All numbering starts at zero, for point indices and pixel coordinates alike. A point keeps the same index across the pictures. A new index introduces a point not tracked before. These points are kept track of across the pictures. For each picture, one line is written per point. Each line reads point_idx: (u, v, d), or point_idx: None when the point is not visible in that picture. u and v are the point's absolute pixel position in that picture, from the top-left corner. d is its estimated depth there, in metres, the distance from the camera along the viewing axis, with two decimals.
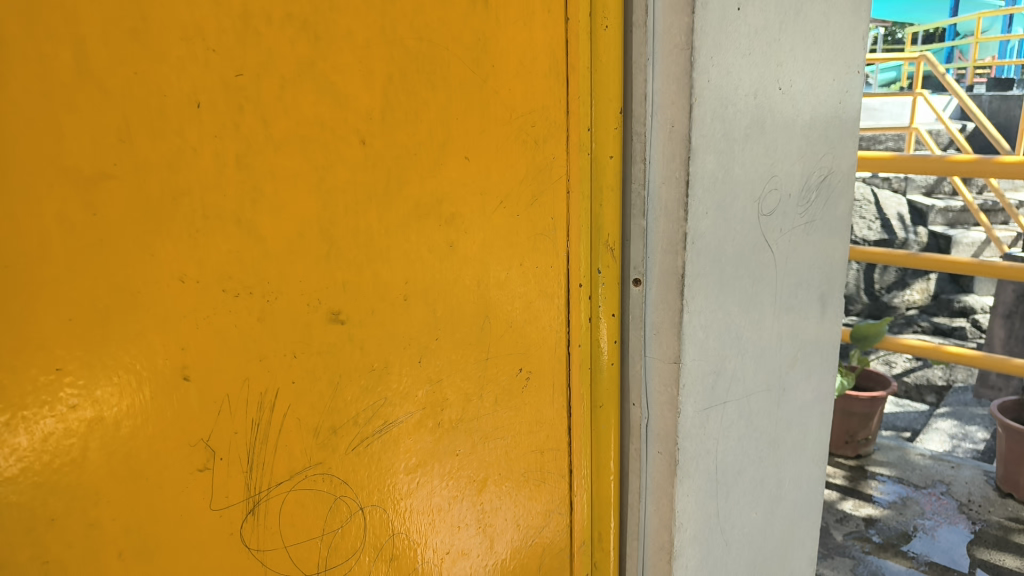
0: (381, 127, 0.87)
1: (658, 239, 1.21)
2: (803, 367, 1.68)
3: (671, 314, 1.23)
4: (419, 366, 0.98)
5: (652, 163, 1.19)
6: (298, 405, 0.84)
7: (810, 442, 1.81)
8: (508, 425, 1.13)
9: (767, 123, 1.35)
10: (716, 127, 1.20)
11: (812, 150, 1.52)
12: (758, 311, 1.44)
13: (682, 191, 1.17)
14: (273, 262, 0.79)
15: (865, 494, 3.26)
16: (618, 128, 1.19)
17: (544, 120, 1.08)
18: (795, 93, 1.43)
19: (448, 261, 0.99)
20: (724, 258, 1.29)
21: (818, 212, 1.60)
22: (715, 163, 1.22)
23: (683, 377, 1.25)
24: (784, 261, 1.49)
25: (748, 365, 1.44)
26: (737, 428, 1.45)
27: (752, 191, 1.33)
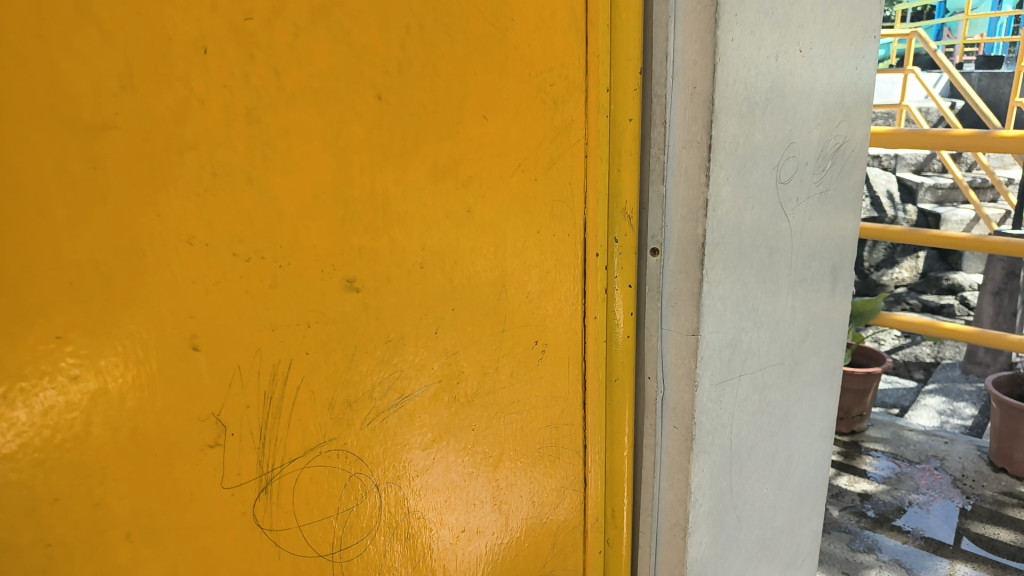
0: (398, 82, 0.81)
1: (678, 206, 1.17)
2: (815, 342, 1.66)
3: (691, 284, 1.19)
4: (435, 338, 0.93)
5: (673, 127, 1.15)
6: (312, 377, 0.80)
7: (819, 417, 1.78)
8: (525, 399, 1.09)
9: (787, 87, 1.30)
10: (738, 89, 1.15)
11: (829, 118, 1.48)
12: (774, 283, 1.41)
13: (704, 155, 1.12)
14: (286, 225, 0.74)
15: (860, 469, 3.28)
16: (636, 90, 1.14)
17: (563, 79, 1.03)
18: (814, 57, 1.38)
19: (465, 228, 0.94)
20: (742, 227, 1.25)
21: (833, 182, 1.56)
22: (737, 127, 1.17)
23: (701, 350, 1.21)
24: (798, 232, 1.46)
25: (763, 339, 1.41)
26: (751, 402, 1.42)
27: (771, 158, 1.29)
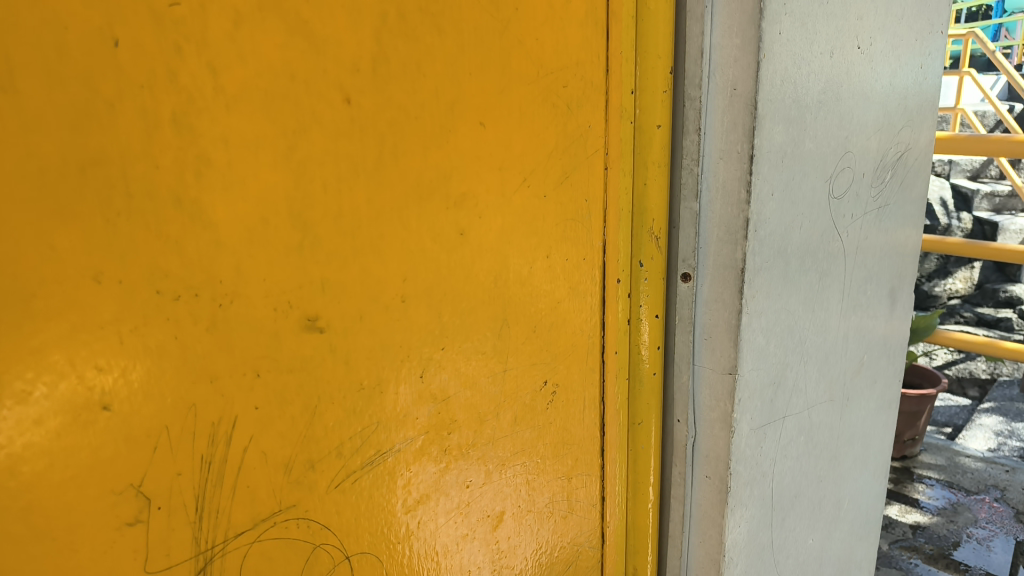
0: (373, 82, 0.67)
1: (714, 226, 1.01)
2: (868, 374, 1.48)
3: (728, 316, 1.03)
4: (421, 383, 0.79)
5: (709, 135, 0.99)
6: (263, 436, 0.66)
7: (872, 456, 1.60)
8: (529, 449, 0.95)
9: (843, 88, 1.13)
10: (786, 91, 0.99)
11: (889, 123, 1.30)
12: (824, 311, 1.24)
13: (745, 167, 0.96)
14: (227, 255, 0.60)
15: (911, 498, 3.05)
16: (666, 92, 0.99)
17: (578, 79, 0.88)
18: (874, 54, 1.20)
19: (458, 254, 0.79)
20: (789, 250, 1.09)
21: (893, 195, 1.38)
22: (784, 135, 1.01)
23: (739, 391, 1.05)
24: (853, 253, 1.28)
25: (811, 375, 1.24)
26: (796, 446, 1.26)
27: (824, 169, 1.12)
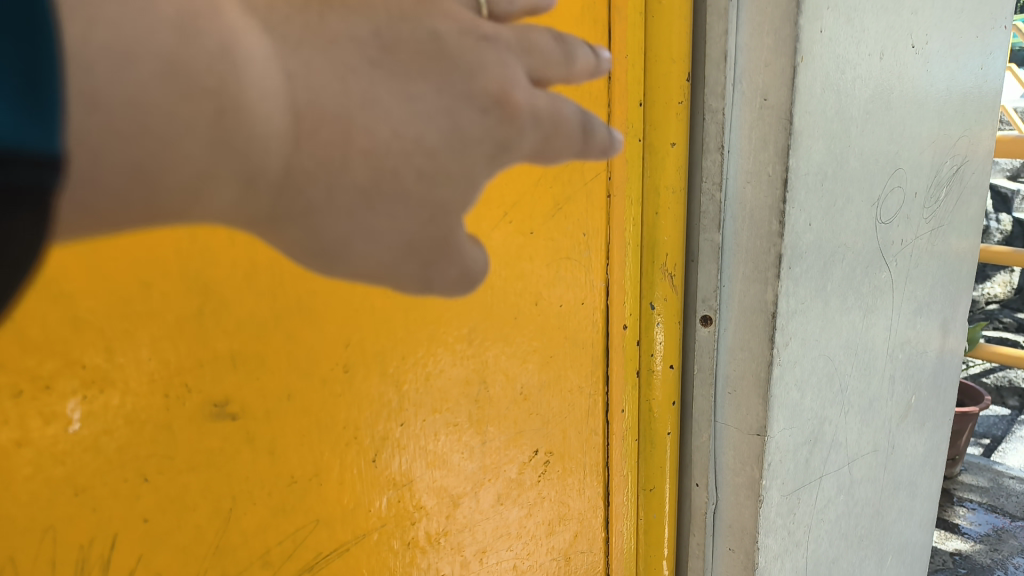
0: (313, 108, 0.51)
1: (740, 262, 0.85)
2: (915, 416, 1.30)
3: (756, 367, 0.86)
4: (374, 468, 0.65)
5: (734, 154, 0.83)
6: (157, 554, 0.52)
7: (918, 506, 1.42)
8: (516, 529, 0.80)
9: (894, 95, 0.96)
10: (828, 100, 0.82)
11: (944, 134, 1.12)
12: (869, 352, 1.07)
13: (778, 194, 0.80)
14: (93, 333, 0.46)
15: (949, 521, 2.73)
16: (682, 104, 0.82)
17: (573, 89, 0.72)
18: (929, 54, 1.03)
19: (419, 309, 0.64)
20: (829, 287, 0.92)
21: (947, 214, 1.20)
22: (825, 153, 0.84)
23: (769, 454, 0.89)
24: (901, 284, 1.11)
25: (852, 426, 1.07)
26: (835, 507, 1.09)
27: (870, 190, 0.95)
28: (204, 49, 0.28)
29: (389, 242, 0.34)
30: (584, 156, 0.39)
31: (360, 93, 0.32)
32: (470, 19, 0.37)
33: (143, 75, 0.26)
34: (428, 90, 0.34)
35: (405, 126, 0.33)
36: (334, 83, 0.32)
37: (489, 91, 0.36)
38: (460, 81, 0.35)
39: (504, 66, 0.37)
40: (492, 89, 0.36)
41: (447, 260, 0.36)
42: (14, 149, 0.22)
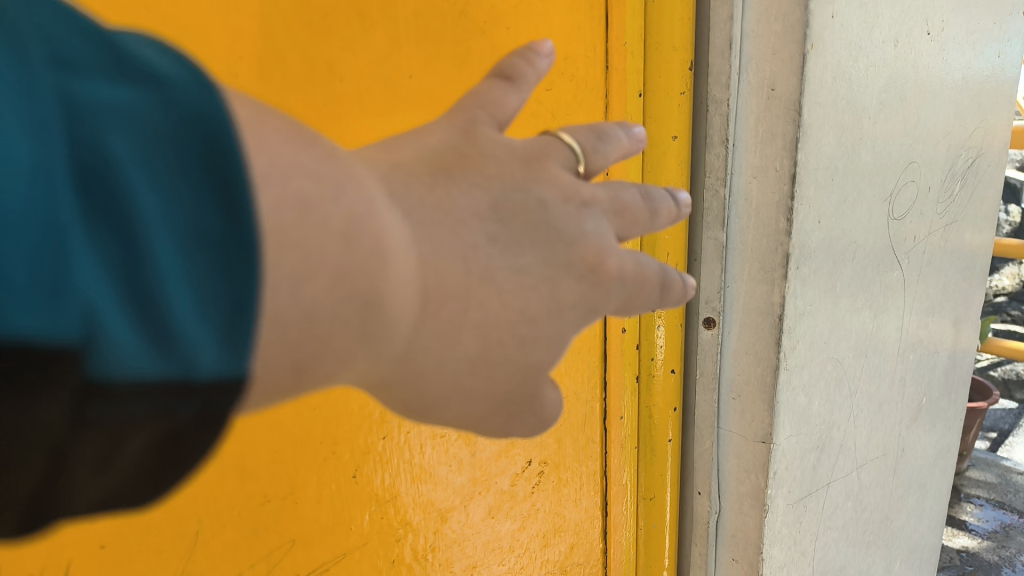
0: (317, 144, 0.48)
1: (744, 262, 0.81)
2: (925, 418, 1.26)
3: (762, 372, 0.82)
4: (356, 485, 0.61)
5: (739, 148, 0.78)
6: None
7: (928, 509, 1.38)
8: (509, 542, 0.76)
9: (908, 85, 0.91)
10: (839, 90, 0.78)
11: (960, 125, 1.07)
12: (879, 353, 1.02)
13: (786, 189, 0.75)
14: None
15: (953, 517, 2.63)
16: (684, 94, 0.78)
17: (566, 79, 0.68)
18: (945, 41, 0.98)
19: None
20: (838, 287, 0.88)
21: (962, 209, 1.15)
22: (835, 146, 0.80)
23: (775, 462, 0.85)
24: (913, 282, 1.06)
25: (861, 430, 1.03)
26: (843, 514, 1.05)
27: (882, 184, 0.90)
28: (359, 254, 0.26)
29: (482, 403, 0.33)
30: (661, 307, 0.39)
31: (478, 274, 0.31)
32: (570, 184, 0.36)
33: (315, 292, 0.25)
34: (536, 263, 0.33)
35: (514, 301, 0.32)
36: (457, 263, 0.30)
37: (585, 263, 0.35)
38: (564, 255, 0.34)
39: (603, 233, 0.36)
40: (587, 260, 0.35)
41: (530, 413, 0.35)
42: (185, 381, 0.22)
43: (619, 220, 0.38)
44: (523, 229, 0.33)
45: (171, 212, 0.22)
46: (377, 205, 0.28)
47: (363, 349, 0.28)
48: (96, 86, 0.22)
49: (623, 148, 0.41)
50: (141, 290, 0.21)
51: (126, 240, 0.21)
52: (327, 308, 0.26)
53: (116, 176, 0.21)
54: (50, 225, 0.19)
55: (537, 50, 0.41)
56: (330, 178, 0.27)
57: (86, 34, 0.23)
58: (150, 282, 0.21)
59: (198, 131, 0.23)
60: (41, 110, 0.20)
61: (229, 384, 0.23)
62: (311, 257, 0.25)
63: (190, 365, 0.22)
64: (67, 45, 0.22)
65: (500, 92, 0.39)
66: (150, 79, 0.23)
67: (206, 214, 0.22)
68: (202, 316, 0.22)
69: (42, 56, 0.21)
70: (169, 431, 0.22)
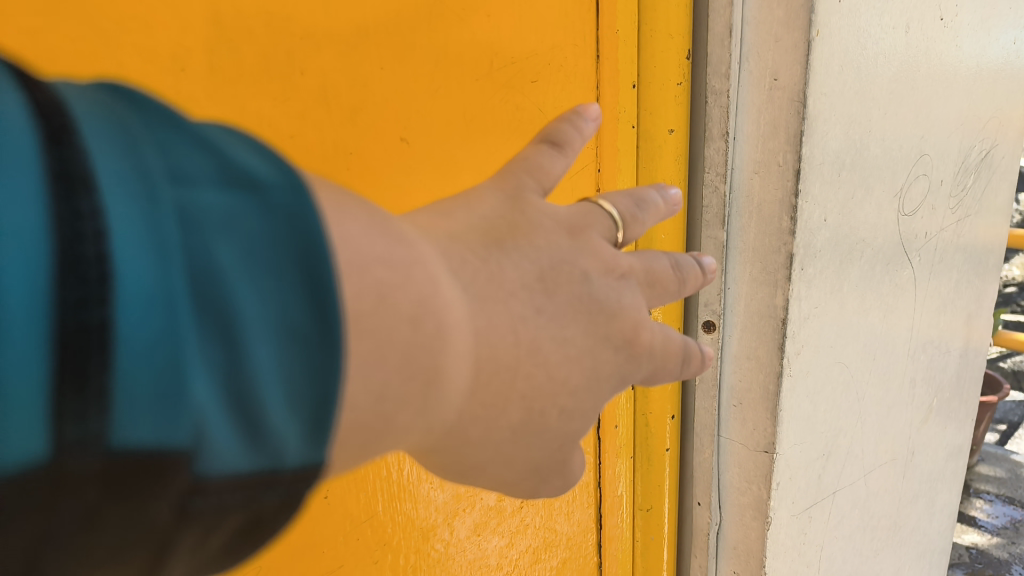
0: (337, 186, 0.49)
1: (746, 262, 0.76)
2: (936, 421, 1.22)
3: (764, 379, 0.78)
4: (326, 507, 0.56)
5: (740, 142, 0.74)
6: None
7: (937, 512, 1.33)
8: (496, 559, 0.72)
9: (920, 73, 0.86)
10: (846, 80, 0.73)
11: (974, 115, 1.02)
12: (888, 356, 0.98)
13: (789, 186, 0.71)
14: None
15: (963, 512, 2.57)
16: (682, 85, 0.74)
17: (554, 69, 0.63)
18: (959, 27, 0.93)
19: None
20: (845, 288, 0.83)
21: (975, 203, 1.11)
22: (842, 139, 0.75)
23: (778, 473, 0.81)
24: (924, 280, 1.02)
25: (869, 436, 0.98)
26: (850, 523, 1.00)
27: (892, 180, 0.86)
28: (426, 335, 0.30)
29: (519, 467, 0.38)
30: (682, 376, 0.44)
31: (529, 346, 0.35)
32: (613, 256, 0.41)
33: (384, 376, 0.29)
34: (580, 334, 0.37)
35: (559, 371, 0.36)
36: (507, 336, 0.34)
37: (622, 334, 0.39)
38: (605, 327, 0.38)
39: (637, 305, 0.40)
40: (624, 332, 0.39)
41: (558, 474, 0.40)
42: (274, 471, 0.25)
43: (649, 288, 0.43)
44: (569, 302, 0.37)
45: (271, 326, 0.25)
46: (441, 283, 0.31)
47: (424, 420, 0.31)
48: (209, 201, 0.25)
49: (659, 209, 0.47)
50: (245, 399, 0.24)
51: (233, 346, 0.24)
52: (397, 388, 0.29)
53: (225, 288, 0.24)
54: (182, 338, 0.22)
55: (582, 116, 0.45)
56: (401, 265, 0.30)
57: (192, 144, 0.26)
58: (251, 390, 0.24)
59: (296, 239, 0.26)
60: (170, 232, 0.23)
61: (310, 470, 0.26)
62: (385, 345, 0.28)
63: (277, 455, 0.25)
64: (184, 165, 0.25)
65: (551, 152, 0.43)
66: (251, 188, 0.26)
67: (299, 317, 0.25)
68: (291, 410, 0.25)
69: (164, 176, 0.24)
70: (250, 516, 0.25)
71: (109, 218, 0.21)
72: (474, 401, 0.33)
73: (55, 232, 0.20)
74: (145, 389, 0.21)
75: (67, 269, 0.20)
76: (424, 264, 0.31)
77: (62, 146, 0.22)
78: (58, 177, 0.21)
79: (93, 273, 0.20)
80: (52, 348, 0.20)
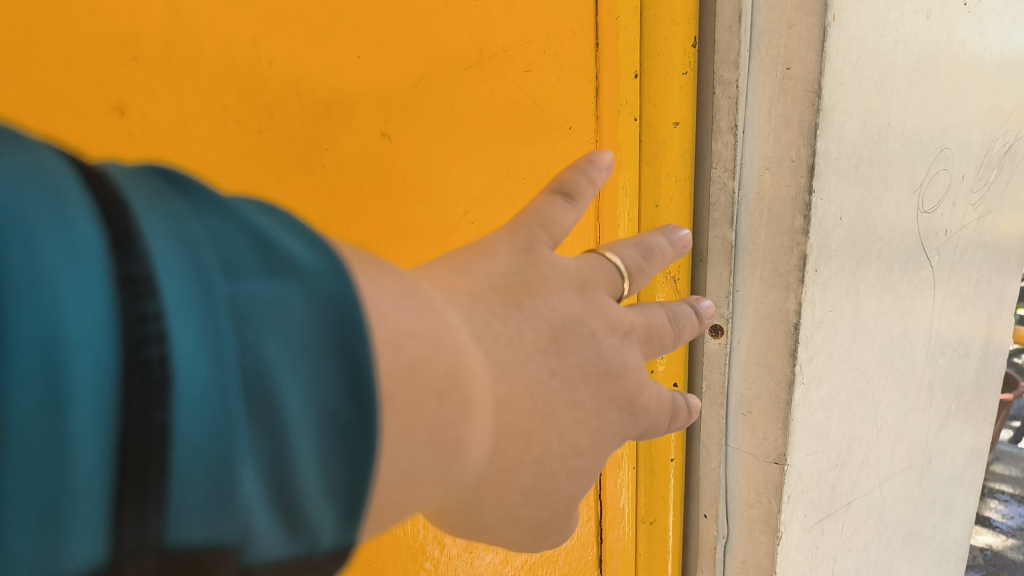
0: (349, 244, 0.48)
1: (756, 264, 0.72)
2: (954, 424, 1.17)
3: (775, 387, 0.74)
4: None
5: (750, 135, 0.69)
6: None
7: (954, 518, 1.29)
8: None
9: (942, 62, 0.81)
10: (864, 69, 0.68)
11: (997, 106, 0.97)
12: (906, 360, 0.93)
13: (803, 183, 0.66)
14: None
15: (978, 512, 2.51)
16: (687, 75, 0.69)
17: (549, 59, 0.59)
18: (983, 12, 0.87)
19: None
20: (862, 290, 0.79)
21: (997, 199, 1.05)
22: (860, 133, 0.70)
23: (790, 485, 0.76)
24: (944, 280, 0.97)
25: (884, 443, 0.94)
26: (864, 533, 0.96)
27: (911, 175, 0.81)
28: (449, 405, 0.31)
29: (525, 527, 0.38)
30: (671, 429, 0.46)
31: (542, 410, 0.36)
32: (618, 315, 0.42)
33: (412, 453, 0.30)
34: (590, 397, 0.38)
35: (569, 435, 0.37)
36: (525, 401, 0.35)
37: (627, 395, 0.40)
38: (612, 387, 0.39)
39: (639, 365, 0.42)
40: (628, 392, 0.41)
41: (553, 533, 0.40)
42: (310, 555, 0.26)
43: (649, 343, 0.44)
44: (579, 364, 0.38)
45: (315, 415, 0.25)
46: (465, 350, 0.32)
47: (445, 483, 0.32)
48: (258, 292, 0.26)
49: (664, 257, 0.49)
50: (289, 489, 0.25)
51: (279, 437, 0.25)
52: (423, 462, 0.30)
53: (273, 380, 0.25)
54: (234, 435, 0.23)
55: (593, 166, 0.47)
56: (429, 338, 0.31)
57: (241, 235, 0.27)
58: (294, 480, 0.25)
59: (336, 327, 0.26)
60: (225, 332, 0.23)
61: (342, 552, 0.27)
62: (414, 423, 0.29)
63: (312, 541, 0.26)
64: (234, 256, 0.26)
65: (563, 204, 0.45)
66: (296, 275, 0.27)
67: (340, 403, 0.26)
68: (330, 496, 0.26)
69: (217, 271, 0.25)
70: None
71: (169, 327, 0.22)
72: (492, 466, 0.34)
73: (120, 343, 0.21)
74: (195, 489, 0.23)
75: (129, 377, 0.21)
76: (452, 334, 0.32)
77: (126, 250, 0.22)
78: (123, 284, 0.22)
79: (153, 381, 0.21)
80: (115, 454, 0.21)
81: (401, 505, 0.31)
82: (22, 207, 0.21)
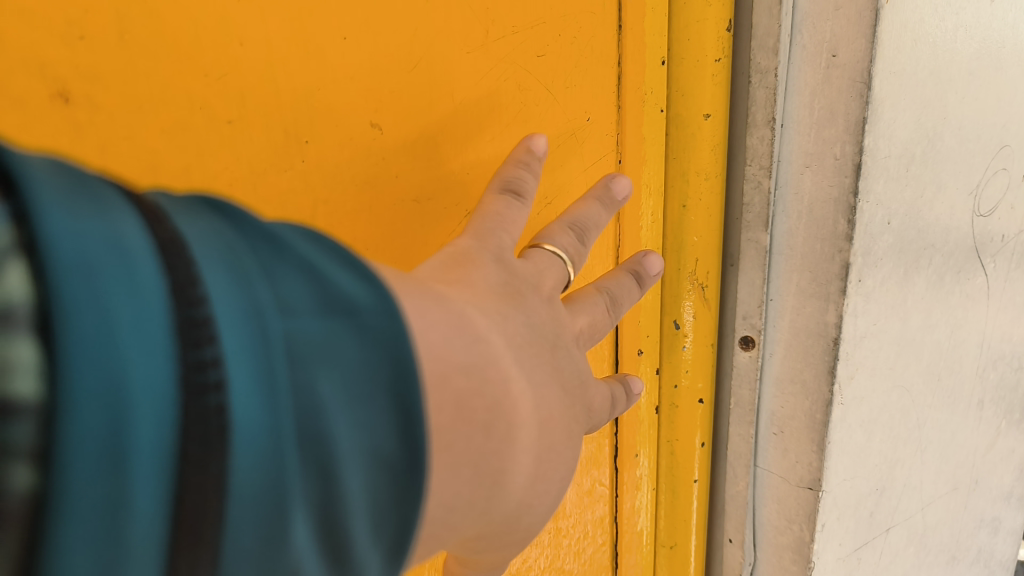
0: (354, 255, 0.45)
1: (792, 271, 0.65)
2: (1004, 444, 1.08)
3: (809, 407, 0.67)
4: None
5: (789, 130, 0.63)
6: None
7: (998, 543, 1.20)
8: None
9: (1005, 51, 0.74)
10: (921, 56, 0.61)
11: None
12: (956, 375, 0.86)
13: (847, 183, 0.59)
14: None
15: None
16: (721, 62, 0.62)
17: (565, 43, 0.53)
18: None
19: None
20: (910, 301, 0.72)
21: None
22: (913, 128, 0.63)
23: (824, 513, 0.70)
24: (999, 290, 0.89)
25: (929, 465, 0.87)
26: (903, 561, 0.89)
27: (968, 175, 0.74)
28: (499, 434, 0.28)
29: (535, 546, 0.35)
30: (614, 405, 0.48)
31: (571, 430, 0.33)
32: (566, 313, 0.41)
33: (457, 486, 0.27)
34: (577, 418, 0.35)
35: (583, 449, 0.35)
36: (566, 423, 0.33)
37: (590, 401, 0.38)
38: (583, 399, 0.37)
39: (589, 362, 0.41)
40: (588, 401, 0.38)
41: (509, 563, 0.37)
42: None
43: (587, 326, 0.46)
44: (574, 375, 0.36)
45: (371, 473, 0.23)
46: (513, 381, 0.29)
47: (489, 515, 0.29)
48: (310, 330, 0.22)
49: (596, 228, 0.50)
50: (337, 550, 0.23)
51: (333, 501, 0.22)
52: (467, 496, 0.27)
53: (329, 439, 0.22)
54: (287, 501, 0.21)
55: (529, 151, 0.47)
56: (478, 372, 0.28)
57: (296, 271, 0.23)
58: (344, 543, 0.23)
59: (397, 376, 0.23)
60: (282, 385, 0.21)
61: None
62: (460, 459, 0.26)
63: None
64: (290, 295, 0.23)
65: (515, 202, 0.44)
66: (352, 316, 0.23)
67: (396, 453, 0.23)
68: (379, 548, 0.24)
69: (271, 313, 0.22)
70: None
71: (229, 380, 0.19)
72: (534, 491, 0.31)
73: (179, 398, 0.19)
74: (247, 547, 0.20)
75: (186, 433, 0.19)
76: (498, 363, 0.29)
77: (186, 292, 0.20)
78: (185, 331, 0.19)
79: (212, 434, 0.19)
80: (170, 523, 0.18)
81: (439, 543, 0.28)
82: (83, 245, 0.18)
